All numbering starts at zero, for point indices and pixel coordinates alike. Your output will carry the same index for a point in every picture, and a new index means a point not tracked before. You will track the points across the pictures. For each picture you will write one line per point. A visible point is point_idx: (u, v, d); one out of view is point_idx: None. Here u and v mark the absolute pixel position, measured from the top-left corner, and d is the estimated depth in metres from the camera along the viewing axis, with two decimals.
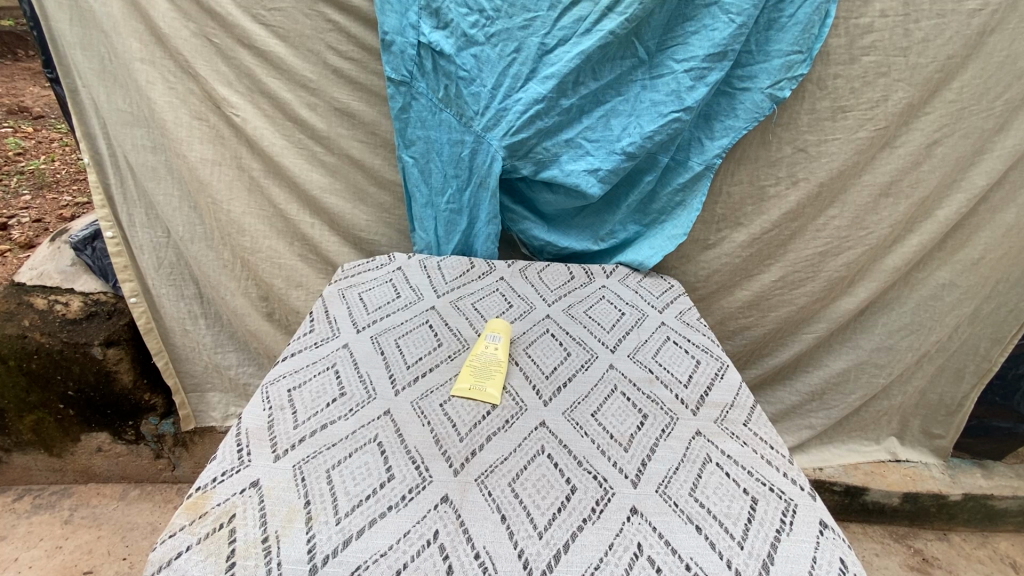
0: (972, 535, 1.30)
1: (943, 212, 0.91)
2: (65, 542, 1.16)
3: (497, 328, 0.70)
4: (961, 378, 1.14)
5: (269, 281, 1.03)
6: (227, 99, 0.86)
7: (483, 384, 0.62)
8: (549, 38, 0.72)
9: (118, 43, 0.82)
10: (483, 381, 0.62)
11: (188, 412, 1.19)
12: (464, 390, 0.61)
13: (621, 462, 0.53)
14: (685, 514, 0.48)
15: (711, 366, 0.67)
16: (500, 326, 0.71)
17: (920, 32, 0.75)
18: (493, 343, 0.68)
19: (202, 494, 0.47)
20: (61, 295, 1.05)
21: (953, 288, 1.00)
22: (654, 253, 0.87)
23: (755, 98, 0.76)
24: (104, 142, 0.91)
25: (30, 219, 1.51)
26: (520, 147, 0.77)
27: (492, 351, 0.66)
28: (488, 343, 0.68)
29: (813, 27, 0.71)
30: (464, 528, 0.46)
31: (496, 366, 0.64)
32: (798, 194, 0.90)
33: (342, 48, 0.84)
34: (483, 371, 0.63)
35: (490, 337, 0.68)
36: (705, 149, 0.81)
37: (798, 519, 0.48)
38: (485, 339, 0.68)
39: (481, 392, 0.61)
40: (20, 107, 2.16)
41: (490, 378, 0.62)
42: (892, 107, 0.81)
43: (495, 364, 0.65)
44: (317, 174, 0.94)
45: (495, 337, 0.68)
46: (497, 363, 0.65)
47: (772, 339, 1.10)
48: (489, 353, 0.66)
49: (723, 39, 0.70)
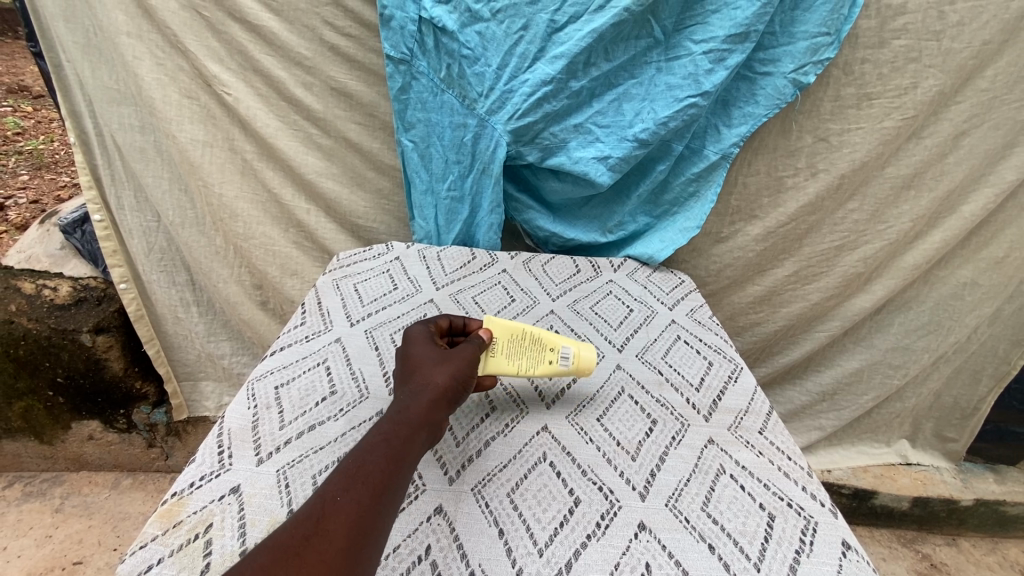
0: (981, 541, 1.27)
1: (969, 206, 0.86)
2: (55, 531, 1.14)
3: (584, 350, 0.58)
4: (978, 381, 1.10)
5: (263, 270, 0.99)
6: (218, 77, 0.82)
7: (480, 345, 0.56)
8: (559, 15, 0.67)
9: (103, 16, 0.77)
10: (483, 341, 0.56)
11: (180, 402, 1.17)
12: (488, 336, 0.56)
13: (628, 472, 0.50)
14: (697, 532, 0.45)
15: (724, 368, 0.63)
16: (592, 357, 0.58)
17: (956, 15, 0.70)
18: (559, 360, 0.57)
19: (177, 501, 0.44)
20: (49, 280, 1.01)
21: (974, 288, 0.96)
22: (664, 247, 0.82)
23: (776, 83, 0.71)
24: (90, 120, 0.87)
25: (27, 200, 1.48)
26: (526, 133, 0.73)
27: (544, 354, 0.57)
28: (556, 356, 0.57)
29: (842, 7, 0.66)
30: (457, 543, 0.43)
31: (521, 365, 0.57)
32: (817, 186, 0.85)
33: (339, 24, 0.79)
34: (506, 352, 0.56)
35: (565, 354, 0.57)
36: (721, 137, 0.76)
37: (819, 539, 0.45)
38: (560, 340, 0.58)
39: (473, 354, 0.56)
40: (20, 86, 2.12)
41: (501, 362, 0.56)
42: (921, 95, 0.76)
43: (523, 364, 0.57)
44: (312, 157, 0.89)
45: (570, 358, 0.57)
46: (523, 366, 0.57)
47: (784, 337, 1.06)
48: (537, 353, 0.57)
49: (745, 19, 0.65)
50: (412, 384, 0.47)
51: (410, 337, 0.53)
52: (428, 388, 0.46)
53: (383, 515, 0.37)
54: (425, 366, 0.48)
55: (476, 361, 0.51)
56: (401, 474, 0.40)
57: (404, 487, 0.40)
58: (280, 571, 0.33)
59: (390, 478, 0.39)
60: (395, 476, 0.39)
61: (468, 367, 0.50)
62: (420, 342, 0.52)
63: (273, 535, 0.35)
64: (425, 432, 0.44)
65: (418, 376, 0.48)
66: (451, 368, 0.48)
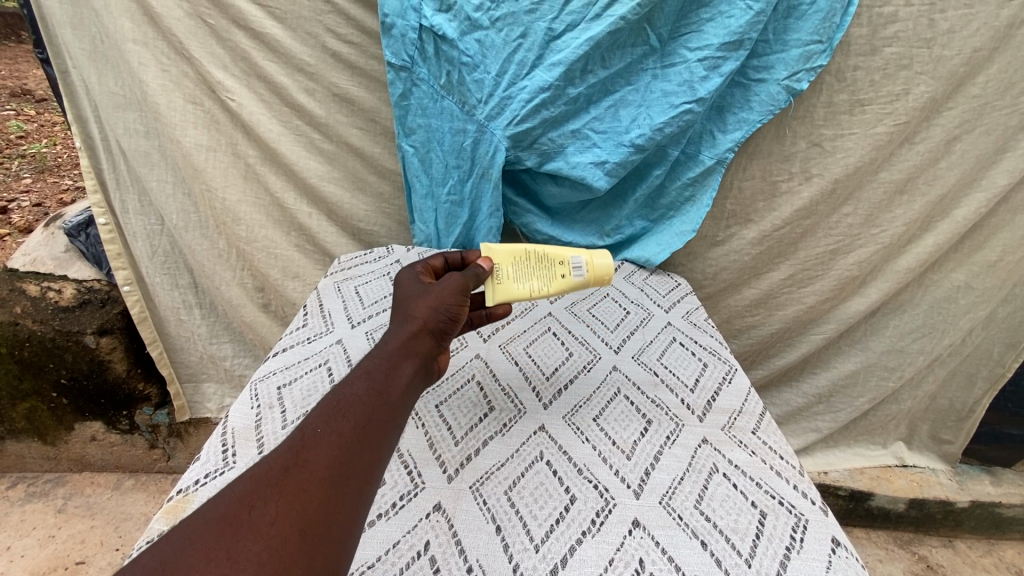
0: (978, 543, 1.27)
1: (962, 211, 0.87)
2: (58, 531, 1.15)
3: (597, 258, 0.61)
4: (973, 383, 1.11)
5: (265, 272, 1.01)
6: (222, 83, 0.83)
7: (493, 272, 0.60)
8: (556, 23, 0.69)
9: (110, 24, 0.79)
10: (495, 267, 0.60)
11: (182, 403, 1.18)
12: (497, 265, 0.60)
13: (623, 471, 0.51)
14: (690, 529, 0.46)
15: (718, 369, 0.64)
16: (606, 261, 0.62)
17: (946, 23, 0.71)
18: (573, 272, 0.61)
19: (183, 498, 0.45)
20: (54, 283, 1.03)
21: (968, 291, 0.97)
22: (661, 251, 0.85)
23: (770, 90, 0.72)
24: (96, 125, 0.88)
25: (30, 203, 1.50)
26: (524, 138, 0.74)
27: (558, 268, 0.61)
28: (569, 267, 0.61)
29: (834, 16, 0.67)
30: (455, 539, 0.44)
31: (539, 283, 0.61)
32: (812, 190, 0.87)
33: (341, 31, 0.80)
34: (520, 274, 0.61)
35: (578, 264, 0.61)
36: (717, 142, 0.77)
37: (809, 536, 0.46)
38: (571, 252, 0.62)
39: (490, 280, 0.60)
40: (23, 90, 2.13)
41: (517, 285, 0.60)
42: (913, 101, 0.77)
43: (541, 281, 0.61)
44: (314, 161, 0.91)
45: (582, 266, 0.61)
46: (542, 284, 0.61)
47: (780, 339, 1.07)
48: (551, 269, 0.61)
49: (739, 27, 0.66)
50: (399, 323, 0.47)
51: (398, 280, 0.54)
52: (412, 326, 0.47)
53: (367, 445, 0.38)
54: (411, 303, 0.49)
55: (466, 289, 0.51)
56: (386, 405, 0.40)
57: (390, 420, 0.40)
58: (260, 499, 0.33)
59: (374, 410, 0.40)
60: (379, 407, 0.40)
61: (456, 296, 0.50)
62: (407, 283, 0.53)
63: (256, 467, 0.36)
64: (410, 365, 0.44)
65: (401, 313, 0.48)
66: (435, 300, 0.49)
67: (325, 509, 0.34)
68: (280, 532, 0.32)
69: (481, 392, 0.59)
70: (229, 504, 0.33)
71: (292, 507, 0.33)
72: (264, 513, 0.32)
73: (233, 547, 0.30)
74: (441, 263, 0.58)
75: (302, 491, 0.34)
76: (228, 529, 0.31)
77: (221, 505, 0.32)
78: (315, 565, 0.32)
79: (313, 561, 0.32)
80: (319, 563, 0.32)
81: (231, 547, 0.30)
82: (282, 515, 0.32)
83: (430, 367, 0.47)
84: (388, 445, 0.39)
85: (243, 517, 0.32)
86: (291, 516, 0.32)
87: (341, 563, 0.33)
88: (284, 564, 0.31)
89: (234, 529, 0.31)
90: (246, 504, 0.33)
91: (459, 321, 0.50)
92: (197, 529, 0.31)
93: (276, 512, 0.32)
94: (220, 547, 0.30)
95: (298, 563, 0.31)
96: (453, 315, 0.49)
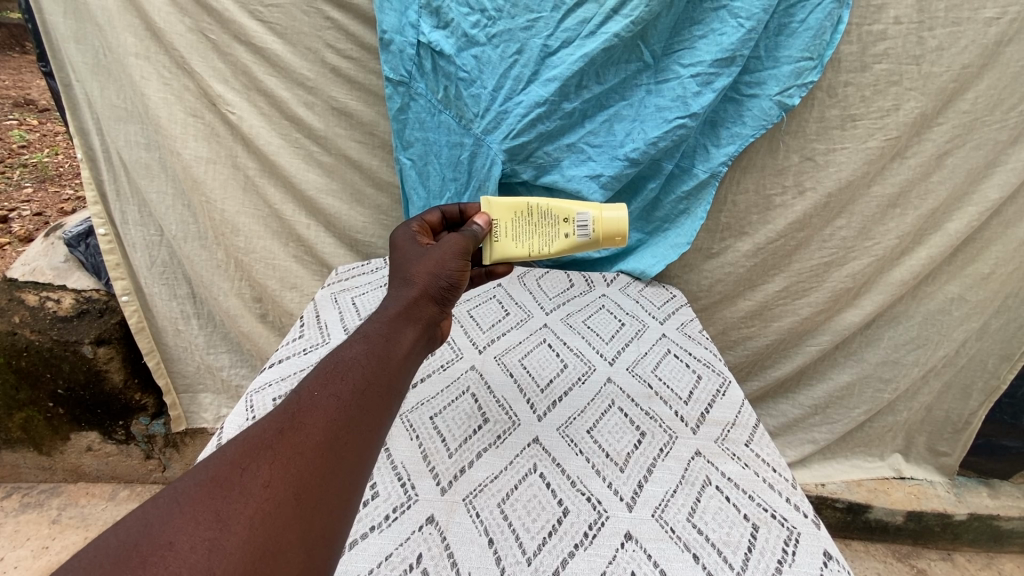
0: (977, 556, 1.27)
1: (954, 224, 0.88)
2: (52, 542, 1.15)
3: (604, 213, 0.63)
4: (968, 395, 1.11)
5: (263, 283, 1.01)
6: (223, 97, 0.84)
7: (493, 229, 0.63)
8: (551, 40, 0.69)
9: (113, 38, 0.80)
10: (496, 223, 0.63)
11: (179, 413, 1.18)
12: (496, 224, 0.63)
13: (616, 483, 0.51)
14: (682, 542, 0.46)
15: (712, 382, 0.65)
16: (614, 216, 0.63)
17: (934, 40, 0.72)
18: (579, 230, 0.63)
19: None
20: (53, 292, 1.03)
21: (962, 303, 0.97)
22: (655, 262, 0.85)
23: (762, 105, 0.73)
24: (97, 137, 0.89)
25: (31, 212, 1.50)
26: (520, 151, 0.75)
27: (563, 227, 0.64)
28: (573, 224, 0.64)
29: (825, 33, 0.68)
30: (448, 552, 0.44)
31: (541, 242, 0.64)
32: (805, 204, 0.88)
33: (340, 46, 0.81)
34: (521, 231, 0.63)
35: (582, 221, 0.63)
36: (710, 156, 0.78)
37: (801, 550, 0.46)
38: (577, 208, 0.64)
39: (490, 237, 0.63)
40: (26, 100, 2.15)
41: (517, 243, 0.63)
42: (904, 116, 0.78)
43: (544, 240, 0.64)
44: (312, 174, 0.92)
45: (588, 224, 0.63)
46: (545, 241, 0.64)
47: (775, 351, 1.08)
48: (554, 226, 0.64)
49: (731, 44, 0.67)
50: (400, 288, 0.48)
51: (396, 243, 0.55)
52: (412, 293, 0.47)
53: (365, 412, 0.38)
54: (414, 264, 0.50)
55: (466, 253, 0.52)
56: (384, 373, 0.40)
57: (391, 385, 0.40)
58: (254, 461, 0.32)
59: (372, 377, 0.39)
60: (376, 374, 0.40)
61: (456, 261, 0.51)
62: (405, 246, 0.54)
63: (248, 429, 0.35)
64: (408, 332, 0.45)
65: (400, 277, 0.49)
66: (434, 266, 0.49)
67: (323, 472, 0.33)
68: (274, 496, 0.31)
69: (476, 404, 0.60)
70: (220, 466, 0.32)
71: (287, 472, 0.32)
72: (259, 475, 0.32)
73: (224, 510, 0.30)
74: (437, 218, 0.62)
75: (297, 455, 0.33)
76: (220, 490, 0.31)
77: (211, 467, 0.32)
78: (310, 533, 0.31)
79: (308, 528, 0.32)
80: (315, 530, 0.32)
81: (222, 509, 0.30)
82: (277, 476, 0.32)
83: (428, 331, 0.48)
84: (385, 413, 0.39)
85: (234, 479, 0.31)
86: (286, 480, 0.32)
87: (336, 530, 0.33)
88: (278, 529, 0.30)
89: (225, 492, 0.31)
90: (238, 466, 0.32)
91: (459, 286, 0.51)
92: (185, 492, 0.30)
93: (269, 477, 0.32)
94: (210, 509, 0.30)
95: (292, 529, 0.31)
96: (454, 281, 0.50)
